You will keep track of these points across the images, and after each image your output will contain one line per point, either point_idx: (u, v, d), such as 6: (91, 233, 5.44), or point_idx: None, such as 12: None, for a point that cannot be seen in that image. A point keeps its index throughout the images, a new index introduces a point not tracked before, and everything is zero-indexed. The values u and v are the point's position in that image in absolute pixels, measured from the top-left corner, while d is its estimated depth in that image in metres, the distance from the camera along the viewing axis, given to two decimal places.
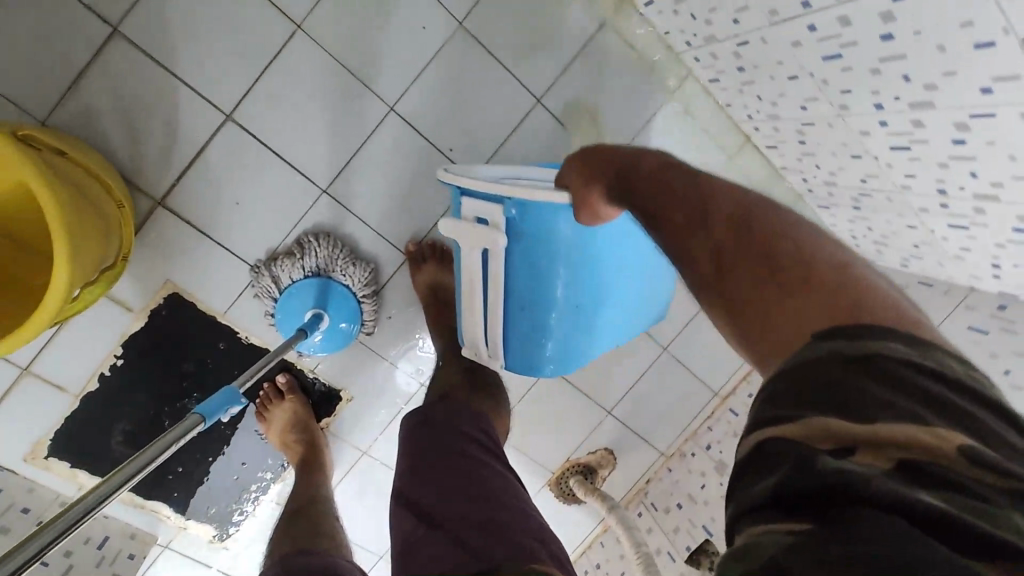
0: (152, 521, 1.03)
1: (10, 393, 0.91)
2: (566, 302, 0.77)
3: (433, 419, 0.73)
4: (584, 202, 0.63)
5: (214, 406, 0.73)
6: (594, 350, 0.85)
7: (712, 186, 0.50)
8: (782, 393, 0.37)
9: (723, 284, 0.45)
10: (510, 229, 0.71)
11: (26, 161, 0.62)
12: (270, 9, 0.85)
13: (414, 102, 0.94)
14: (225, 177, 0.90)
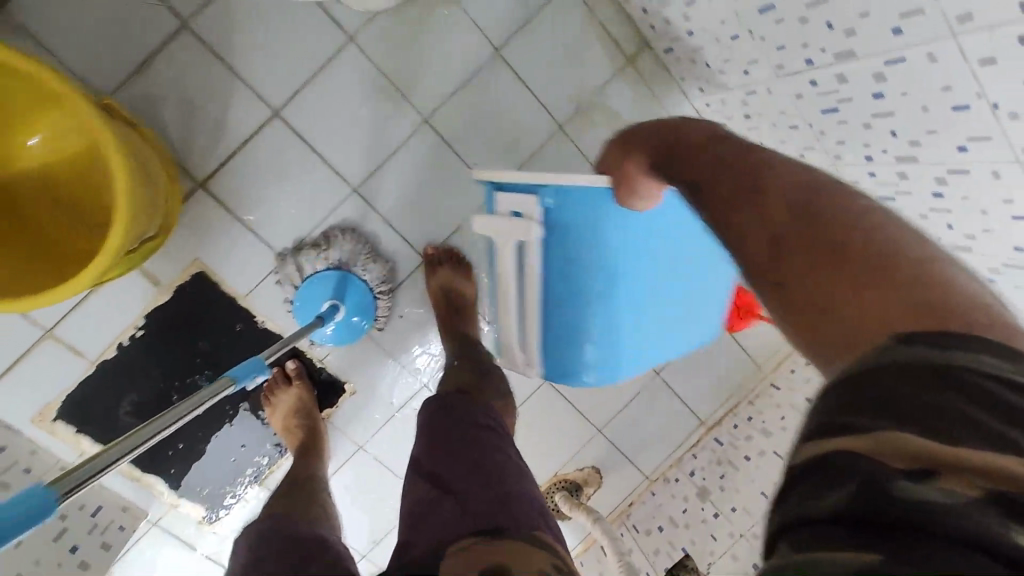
0: (146, 495, 1.04)
1: (31, 352, 0.95)
2: (601, 294, 0.90)
3: (450, 405, 0.77)
4: (624, 177, 0.74)
5: (242, 372, 0.76)
6: (628, 338, 0.95)
7: (774, 179, 0.54)
8: (848, 402, 0.39)
9: (784, 262, 0.49)
10: (546, 219, 0.83)
11: (109, 131, 0.68)
12: (328, 20, 0.93)
13: (447, 117, 1.02)
14: (265, 167, 0.97)
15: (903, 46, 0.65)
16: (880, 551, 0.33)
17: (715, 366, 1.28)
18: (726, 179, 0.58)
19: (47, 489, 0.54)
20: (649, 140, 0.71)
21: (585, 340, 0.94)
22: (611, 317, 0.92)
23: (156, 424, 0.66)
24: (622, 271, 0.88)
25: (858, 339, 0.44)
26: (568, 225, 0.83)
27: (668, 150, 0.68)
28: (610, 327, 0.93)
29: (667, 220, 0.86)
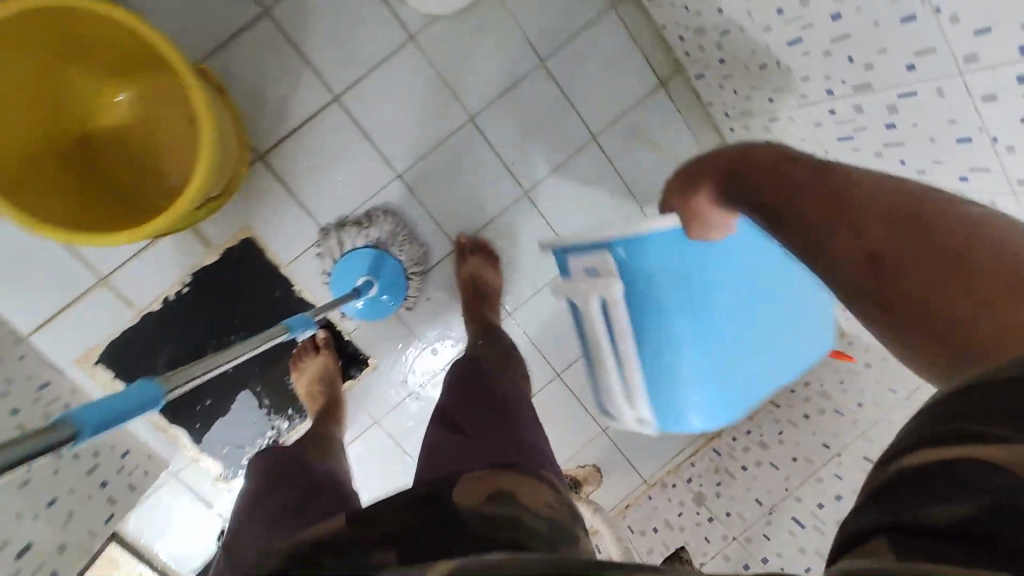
0: (171, 447, 1.09)
1: (84, 297, 1.01)
2: (690, 334, 0.95)
3: (479, 371, 0.84)
4: (692, 213, 0.79)
5: (297, 323, 0.84)
6: (721, 370, 0.99)
7: (862, 201, 0.58)
8: (976, 408, 0.41)
9: (892, 280, 0.54)
10: (620, 267, 0.90)
11: (199, 91, 0.76)
12: (393, 19, 1.02)
13: (491, 117, 1.10)
14: (320, 146, 1.05)
15: (915, 81, 0.73)
16: (994, 557, 0.35)
17: None
18: (812, 201, 0.62)
19: (151, 387, 0.59)
20: (711, 170, 0.75)
21: (683, 381, 1.00)
22: (705, 350, 0.97)
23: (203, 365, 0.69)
24: (703, 307, 0.93)
25: (990, 340, 0.47)
26: (642, 282, 0.91)
27: (739, 172, 0.72)
28: (708, 360, 0.98)
29: (738, 247, 0.91)
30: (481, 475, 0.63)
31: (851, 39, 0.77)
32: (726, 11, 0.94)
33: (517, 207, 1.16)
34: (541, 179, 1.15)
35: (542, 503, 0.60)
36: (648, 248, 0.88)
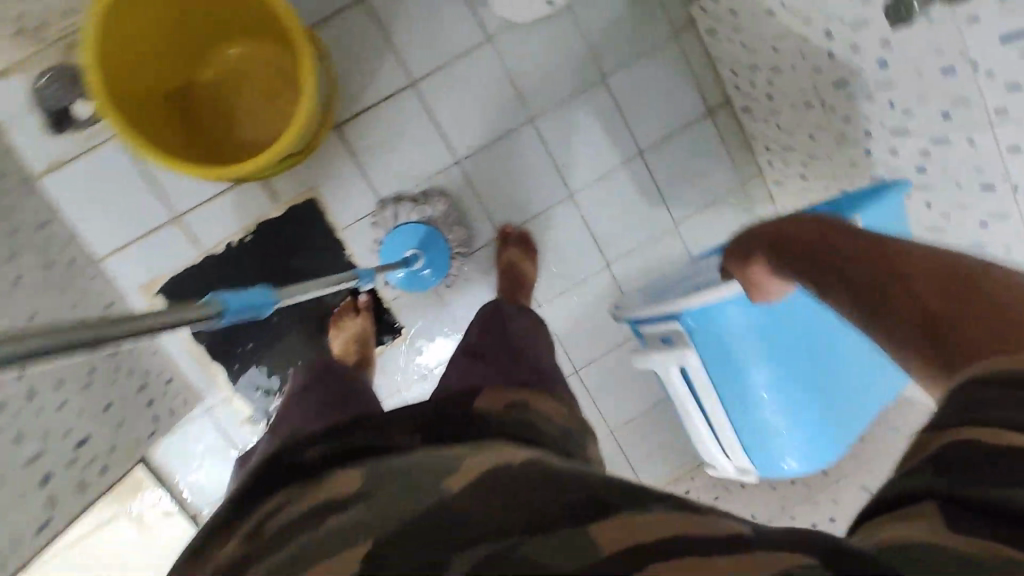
0: (207, 382, 1.14)
1: (157, 231, 1.10)
2: (775, 392, 0.97)
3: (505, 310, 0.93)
4: (748, 280, 0.85)
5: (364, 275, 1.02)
6: (808, 418, 0.99)
7: (909, 264, 0.63)
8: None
9: (943, 333, 0.56)
10: (690, 332, 0.97)
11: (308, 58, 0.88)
12: (476, 20, 1.13)
13: (550, 120, 1.19)
14: (391, 125, 1.14)
15: (948, 128, 0.81)
16: None
17: None
18: (866, 264, 0.67)
19: (271, 288, 0.69)
20: (763, 239, 0.83)
21: (771, 439, 1.01)
22: (795, 407, 0.98)
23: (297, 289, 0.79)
24: (780, 365, 0.96)
25: None
26: (713, 348, 0.97)
27: (787, 243, 0.79)
28: (798, 416, 0.99)
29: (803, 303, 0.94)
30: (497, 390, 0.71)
31: (893, 85, 0.86)
32: (780, 51, 1.03)
33: (562, 207, 1.23)
34: (588, 185, 1.23)
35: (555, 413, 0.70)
36: (713, 316, 0.95)
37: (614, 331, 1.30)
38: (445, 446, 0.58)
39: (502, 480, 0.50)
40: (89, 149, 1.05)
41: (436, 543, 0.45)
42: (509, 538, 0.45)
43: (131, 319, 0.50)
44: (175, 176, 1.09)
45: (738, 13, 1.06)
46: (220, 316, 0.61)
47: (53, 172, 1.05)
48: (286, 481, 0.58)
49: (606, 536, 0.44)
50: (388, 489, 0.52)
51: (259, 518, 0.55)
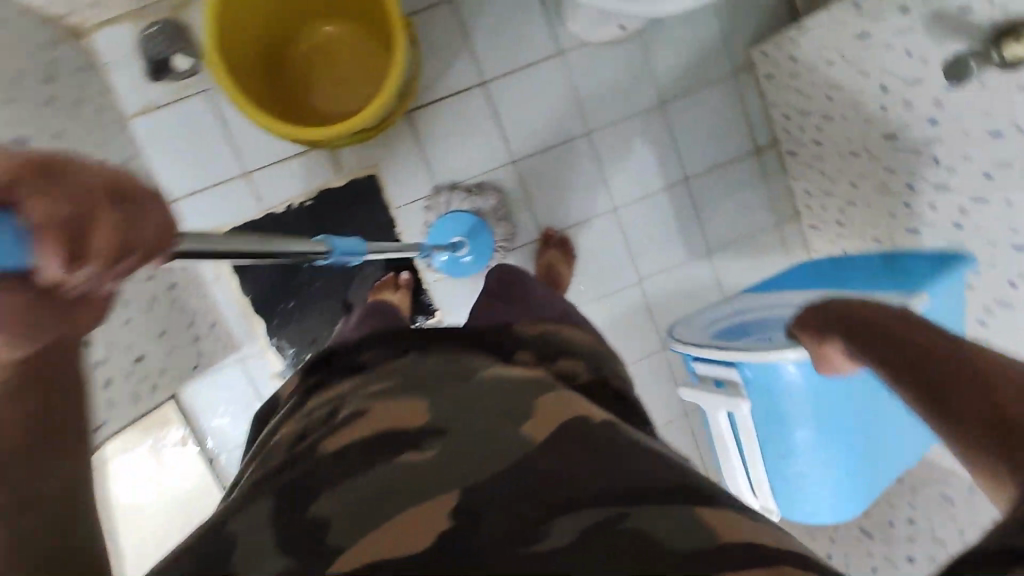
0: (246, 332, 1.18)
1: (226, 183, 1.17)
2: (816, 453, 0.98)
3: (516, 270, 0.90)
4: (821, 355, 0.85)
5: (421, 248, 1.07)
6: (841, 473, 1.00)
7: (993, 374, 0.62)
8: None
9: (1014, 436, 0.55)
10: (746, 384, 0.96)
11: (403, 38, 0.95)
12: (551, 34, 1.20)
13: (605, 136, 1.26)
14: (458, 119, 1.21)
15: (991, 187, 0.87)
16: None
17: None
18: (947, 366, 0.66)
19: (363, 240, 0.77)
20: (840, 320, 0.83)
21: (802, 493, 1.03)
22: (833, 470, 0.99)
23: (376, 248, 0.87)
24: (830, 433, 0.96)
25: None
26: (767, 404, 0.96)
27: (866, 329, 0.79)
28: (834, 478, 1.00)
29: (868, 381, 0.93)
30: (531, 352, 0.71)
31: (942, 143, 0.91)
32: (835, 100, 1.09)
33: (604, 219, 1.29)
34: (632, 201, 1.29)
35: (583, 369, 0.69)
36: (775, 376, 0.93)
37: (635, 345, 1.34)
38: (499, 378, 0.61)
39: (576, 438, 0.52)
40: (176, 100, 1.13)
41: (532, 499, 0.46)
42: (612, 506, 0.45)
43: (268, 238, 0.57)
44: (251, 136, 1.16)
45: (799, 60, 1.12)
46: (329, 255, 0.69)
47: (142, 116, 1.12)
48: (344, 408, 0.59)
49: (709, 519, 0.46)
50: (465, 430, 0.53)
51: (319, 445, 0.53)
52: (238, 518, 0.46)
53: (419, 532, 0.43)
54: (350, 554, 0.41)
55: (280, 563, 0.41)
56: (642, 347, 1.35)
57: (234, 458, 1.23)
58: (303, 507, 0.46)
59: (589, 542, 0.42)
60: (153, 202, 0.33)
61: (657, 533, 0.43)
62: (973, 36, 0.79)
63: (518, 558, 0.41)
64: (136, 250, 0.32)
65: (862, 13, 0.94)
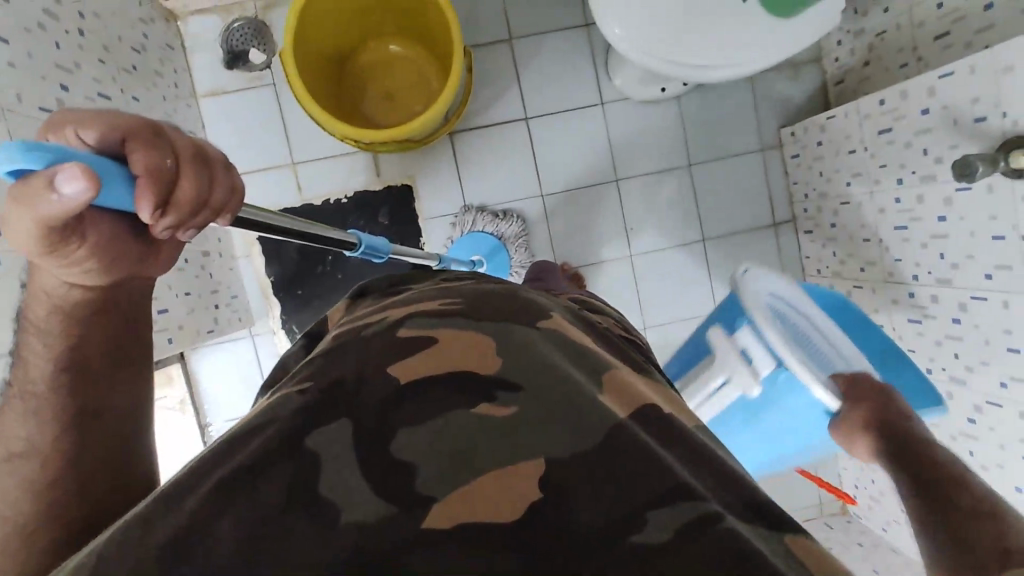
0: (262, 311, 1.25)
1: (273, 170, 1.25)
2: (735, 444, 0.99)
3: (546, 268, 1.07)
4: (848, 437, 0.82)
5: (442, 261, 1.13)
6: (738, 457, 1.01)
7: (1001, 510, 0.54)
8: None
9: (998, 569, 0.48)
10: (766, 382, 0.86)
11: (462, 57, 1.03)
12: (594, 85, 1.29)
13: (632, 186, 1.32)
14: (496, 147, 1.29)
15: (989, 288, 0.89)
16: None
17: None
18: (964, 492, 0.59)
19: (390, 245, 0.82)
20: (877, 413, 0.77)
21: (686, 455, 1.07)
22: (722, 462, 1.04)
23: (401, 249, 0.92)
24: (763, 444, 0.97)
25: None
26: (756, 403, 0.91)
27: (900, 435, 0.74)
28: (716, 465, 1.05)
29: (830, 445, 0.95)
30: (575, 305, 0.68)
31: (948, 239, 0.95)
32: (853, 186, 1.14)
33: (619, 264, 1.33)
34: (649, 250, 1.34)
35: (618, 328, 0.68)
36: (795, 393, 0.87)
37: None
38: (569, 330, 0.54)
39: (671, 421, 0.43)
40: (244, 88, 1.22)
41: (637, 483, 0.36)
42: (710, 503, 0.35)
43: (313, 225, 0.63)
44: (305, 132, 1.25)
45: (824, 144, 1.19)
46: (358, 248, 0.73)
47: (210, 98, 1.22)
48: (399, 326, 0.51)
49: (806, 555, 0.33)
50: (546, 377, 0.45)
51: (385, 364, 0.46)
52: (315, 436, 0.40)
53: (500, 505, 0.36)
54: (442, 511, 0.35)
55: (373, 507, 0.35)
56: None
57: (223, 430, 1.26)
58: (378, 444, 0.39)
59: (708, 550, 0.32)
60: (230, 171, 0.40)
61: (782, 564, 0.31)
62: (985, 142, 0.84)
63: (615, 555, 0.33)
64: (207, 210, 0.39)
65: (886, 109, 1.01)
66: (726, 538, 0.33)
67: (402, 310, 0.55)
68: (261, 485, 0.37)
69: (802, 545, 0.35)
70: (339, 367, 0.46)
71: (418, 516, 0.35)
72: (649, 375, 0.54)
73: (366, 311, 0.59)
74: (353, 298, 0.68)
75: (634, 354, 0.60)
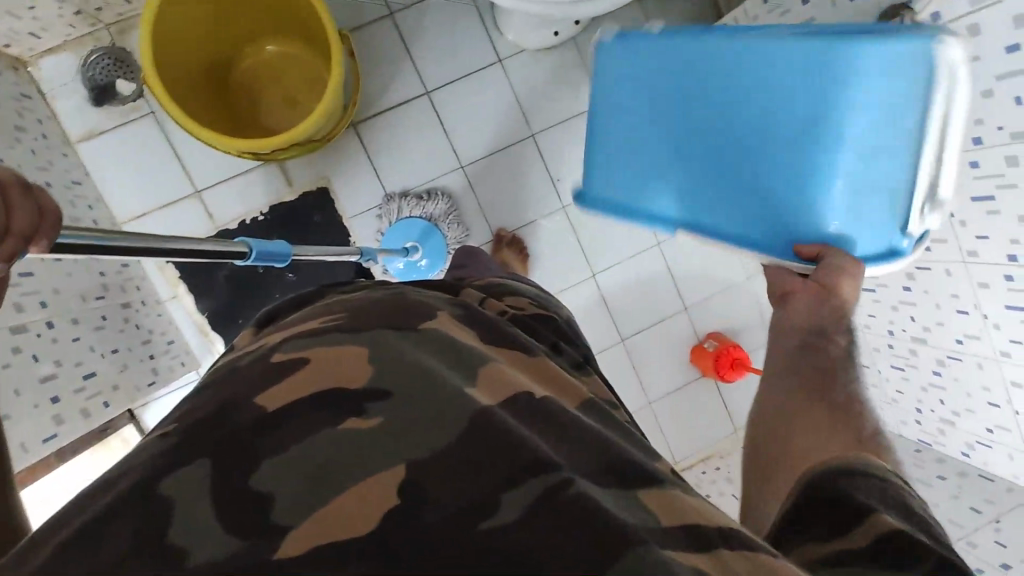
0: (204, 349, 1.19)
1: (176, 203, 1.18)
2: (819, 122, 0.72)
3: (476, 254, 1.04)
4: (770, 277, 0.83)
5: (370, 251, 1.10)
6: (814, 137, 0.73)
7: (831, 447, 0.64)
8: (814, 528, 0.53)
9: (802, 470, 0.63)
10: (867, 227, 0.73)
11: (336, 32, 0.98)
12: (489, 43, 1.25)
13: (550, 137, 1.30)
14: (404, 128, 1.25)
15: None
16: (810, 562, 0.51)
17: (704, 418, 1.41)
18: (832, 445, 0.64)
19: (290, 243, 0.77)
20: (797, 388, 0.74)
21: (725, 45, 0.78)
22: (698, 103, 0.83)
23: (315, 249, 0.89)
24: (745, 160, 0.81)
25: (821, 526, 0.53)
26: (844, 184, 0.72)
27: (815, 403, 0.71)
28: (684, 93, 0.84)
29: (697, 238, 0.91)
30: (484, 293, 0.66)
31: None
32: None
33: (554, 218, 1.32)
34: None
35: (531, 306, 0.66)
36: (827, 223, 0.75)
37: (596, 339, 1.35)
38: (454, 329, 0.49)
39: (553, 407, 0.42)
40: (121, 124, 1.15)
41: (504, 464, 0.34)
42: (568, 470, 0.35)
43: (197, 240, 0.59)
44: (200, 156, 1.18)
45: None
46: (249, 255, 0.69)
47: (88, 140, 1.14)
48: (273, 351, 0.45)
49: (655, 504, 0.36)
50: (423, 381, 0.40)
51: (252, 395, 0.40)
52: (172, 477, 0.34)
53: (358, 517, 0.31)
54: (302, 533, 0.30)
55: (221, 544, 0.30)
56: (603, 341, 1.36)
57: None
58: (236, 475, 0.34)
59: (556, 521, 0.31)
60: (30, 192, 0.40)
61: (630, 519, 0.33)
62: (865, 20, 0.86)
63: (474, 544, 0.30)
64: (12, 234, 0.38)
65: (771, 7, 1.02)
66: (578, 504, 0.33)
67: (279, 336, 0.50)
68: (102, 543, 0.31)
69: (660, 491, 0.37)
70: (207, 405, 0.41)
71: (271, 545, 0.30)
72: (538, 357, 0.50)
73: (251, 341, 0.53)
74: (260, 324, 0.58)
75: (541, 335, 0.59)
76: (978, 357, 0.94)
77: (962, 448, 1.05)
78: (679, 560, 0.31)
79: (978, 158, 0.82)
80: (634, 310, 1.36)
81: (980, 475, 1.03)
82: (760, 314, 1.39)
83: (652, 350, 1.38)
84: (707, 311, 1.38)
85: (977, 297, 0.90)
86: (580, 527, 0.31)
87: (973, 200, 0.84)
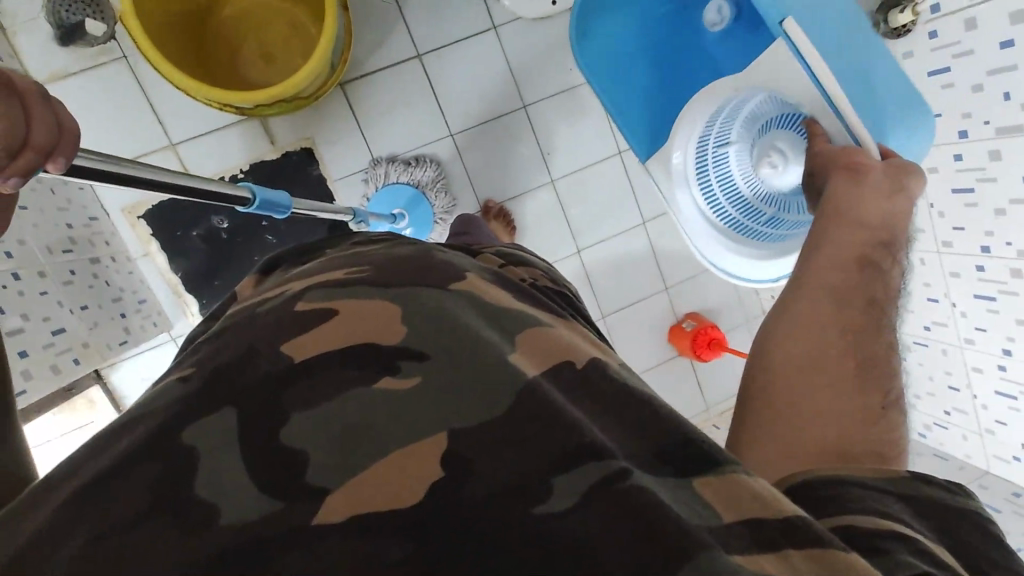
0: (176, 311, 1.13)
1: (151, 155, 1.13)
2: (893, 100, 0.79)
3: (471, 222, 1.03)
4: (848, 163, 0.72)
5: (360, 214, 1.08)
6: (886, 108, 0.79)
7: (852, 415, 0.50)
8: (856, 507, 0.41)
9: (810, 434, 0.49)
10: None
11: None
12: (483, 8, 1.21)
13: (543, 109, 1.28)
14: (392, 90, 1.21)
15: None
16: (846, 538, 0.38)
17: (676, 395, 1.45)
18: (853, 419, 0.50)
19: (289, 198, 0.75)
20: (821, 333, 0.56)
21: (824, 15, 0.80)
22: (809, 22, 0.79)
23: (312, 206, 0.86)
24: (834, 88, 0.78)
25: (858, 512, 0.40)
26: None
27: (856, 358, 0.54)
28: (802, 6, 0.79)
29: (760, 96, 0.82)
30: (502, 260, 0.65)
31: None
32: None
33: (542, 192, 1.32)
34: (570, 172, 1.32)
35: (544, 278, 0.65)
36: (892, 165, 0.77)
37: None
38: (486, 291, 0.48)
39: (591, 373, 0.40)
40: (90, 67, 1.07)
41: (550, 441, 0.33)
42: (622, 459, 0.33)
43: (195, 177, 0.56)
44: (176, 107, 1.12)
45: None
46: (251, 204, 0.67)
47: (51, 83, 1.06)
48: (301, 297, 0.44)
49: (715, 498, 0.33)
50: (465, 343, 0.39)
51: (276, 344, 0.39)
52: (193, 427, 0.33)
53: (398, 487, 0.31)
54: (341, 499, 0.30)
55: (253, 502, 0.30)
56: None
57: None
58: (260, 430, 0.33)
59: (609, 513, 0.30)
60: (48, 102, 0.38)
61: (681, 512, 0.31)
62: None
63: (514, 528, 0.29)
64: (30, 147, 0.37)
65: None
66: (636, 497, 0.30)
67: (299, 283, 0.47)
68: (122, 493, 0.30)
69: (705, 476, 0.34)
70: (222, 352, 0.39)
71: (308, 509, 0.29)
72: (570, 324, 0.50)
73: (258, 290, 0.50)
74: (262, 273, 0.56)
75: (560, 307, 0.58)
76: (944, 344, 0.99)
77: (920, 430, 1.11)
78: (748, 568, 0.28)
79: (963, 151, 0.85)
80: (616, 287, 1.38)
81: (935, 453, 1.09)
82: (738, 297, 1.43)
83: (632, 327, 1.40)
84: (687, 291, 1.41)
85: (947, 286, 0.95)
86: (632, 520, 0.29)
87: (955, 191, 0.88)
